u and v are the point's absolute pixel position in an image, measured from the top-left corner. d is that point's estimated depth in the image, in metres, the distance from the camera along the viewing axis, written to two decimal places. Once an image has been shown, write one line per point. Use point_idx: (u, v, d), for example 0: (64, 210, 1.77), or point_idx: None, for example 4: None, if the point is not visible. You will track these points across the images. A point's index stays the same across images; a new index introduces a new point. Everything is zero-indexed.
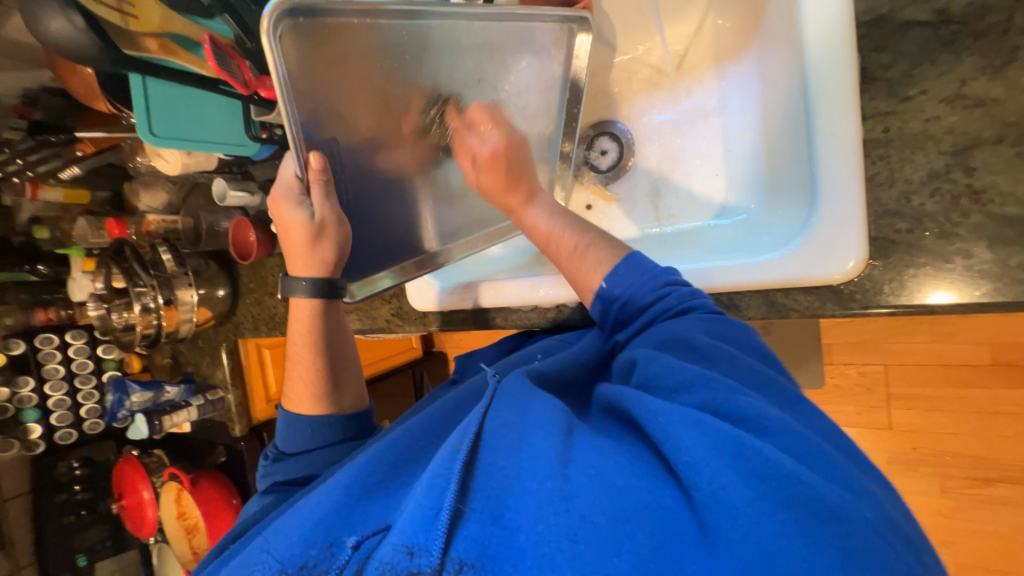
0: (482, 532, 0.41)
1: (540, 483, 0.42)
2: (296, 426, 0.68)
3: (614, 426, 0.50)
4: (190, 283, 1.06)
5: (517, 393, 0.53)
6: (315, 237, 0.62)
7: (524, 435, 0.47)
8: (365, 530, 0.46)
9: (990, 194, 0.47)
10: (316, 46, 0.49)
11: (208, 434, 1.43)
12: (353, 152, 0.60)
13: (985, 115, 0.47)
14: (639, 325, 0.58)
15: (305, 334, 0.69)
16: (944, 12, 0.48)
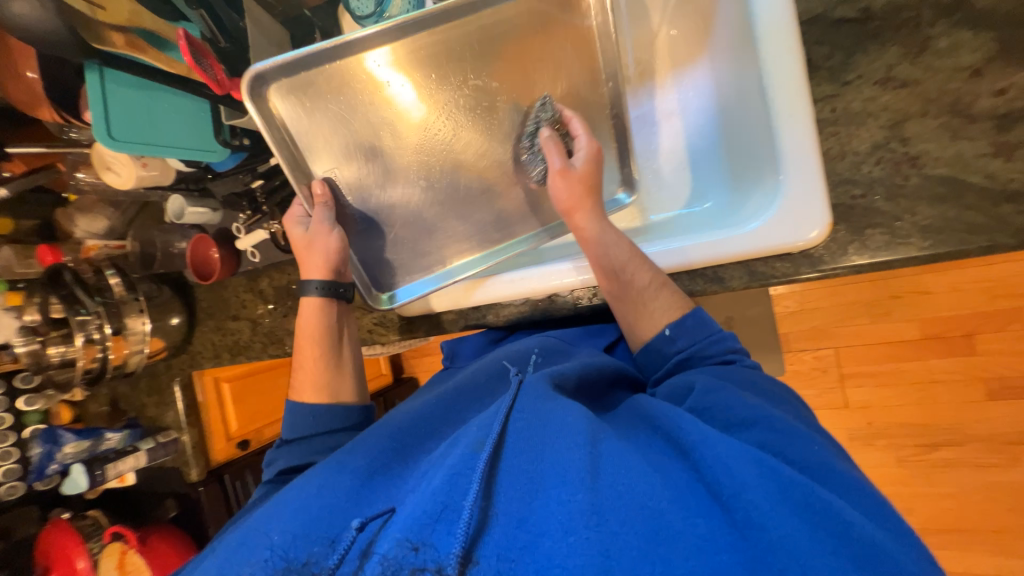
0: (506, 537, 0.42)
1: (570, 495, 0.41)
2: (299, 414, 0.69)
3: (638, 430, 0.51)
4: (142, 310, 0.97)
5: (546, 388, 0.53)
6: (313, 247, 0.69)
7: (554, 441, 0.46)
8: (371, 513, 0.49)
9: (924, 159, 0.53)
10: (299, 94, 0.65)
11: (156, 485, 1.27)
12: (355, 171, 0.70)
13: (909, 95, 0.53)
14: (687, 351, 0.59)
15: (312, 328, 0.72)
16: (868, 10, 0.54)
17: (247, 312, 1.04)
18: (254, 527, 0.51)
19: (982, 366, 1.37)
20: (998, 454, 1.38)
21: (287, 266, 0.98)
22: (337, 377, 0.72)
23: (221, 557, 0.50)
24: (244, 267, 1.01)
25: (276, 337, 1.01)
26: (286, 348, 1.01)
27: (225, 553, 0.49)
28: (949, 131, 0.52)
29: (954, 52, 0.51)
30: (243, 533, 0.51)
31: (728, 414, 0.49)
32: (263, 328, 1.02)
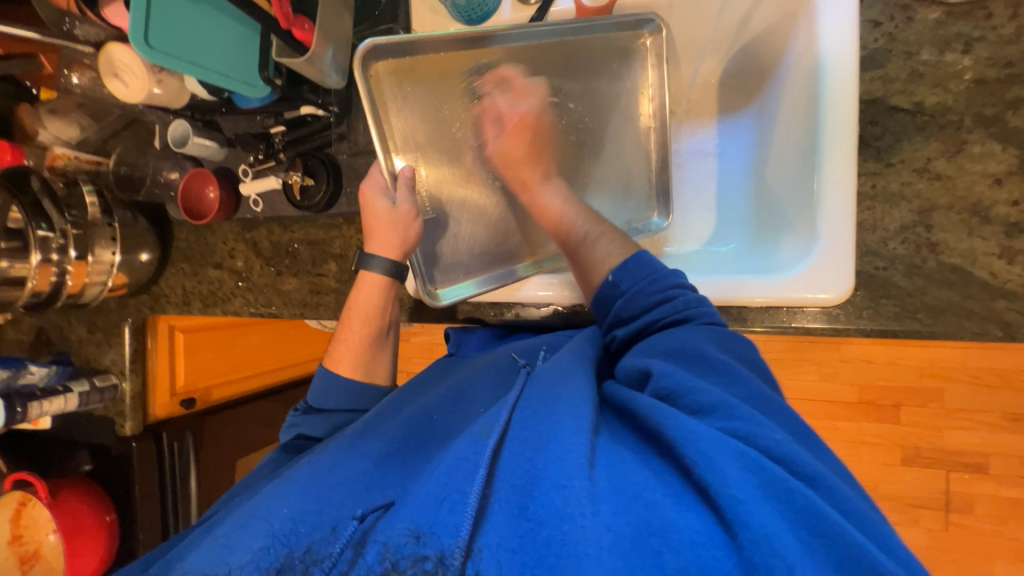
0: (508, 523, 0.39)
1: (569, 481, 0.39)
2: (332, 383, 0.69)
3: (628, 430, 0.48)
4: (114, 239, 0.87)
5: (550, 379, 0.51)
6: (394, 227, 0.68)
7: (555, 430, 0.44)
8: (370, 506, 0.47)
9: (942, 247, 0.59)
10: (399, 75, 0.69)
11: (75, 433, 1.13)
12: (437, 169, 0.73)
13: (942, 188, 0.59)
14: (629, 293, 0.59)
15: (366, 305, 0.70)
16: (920, 105, 0.60)
17: (232, 261, 0.96)
18: (265, 501, 0.51)
19: (903, 434, 1.53)
20: (901, 513, 1.54)
21: (290, 223, 0.91)
22: (373, 354, 0.72)
23: (221, 531, 0.49)
24: (241, 214, 0.93)
25: (260, 294, 0.94)
26: (270, 308, 0.93)
27: (232, 528, 0.49)
28: (966, 227, 0.58)
29: (983, 159, 0.58)
30: (253, 507, 0.50)
31: (699, 396, 0.46)
32: (247, 281, 0.95)
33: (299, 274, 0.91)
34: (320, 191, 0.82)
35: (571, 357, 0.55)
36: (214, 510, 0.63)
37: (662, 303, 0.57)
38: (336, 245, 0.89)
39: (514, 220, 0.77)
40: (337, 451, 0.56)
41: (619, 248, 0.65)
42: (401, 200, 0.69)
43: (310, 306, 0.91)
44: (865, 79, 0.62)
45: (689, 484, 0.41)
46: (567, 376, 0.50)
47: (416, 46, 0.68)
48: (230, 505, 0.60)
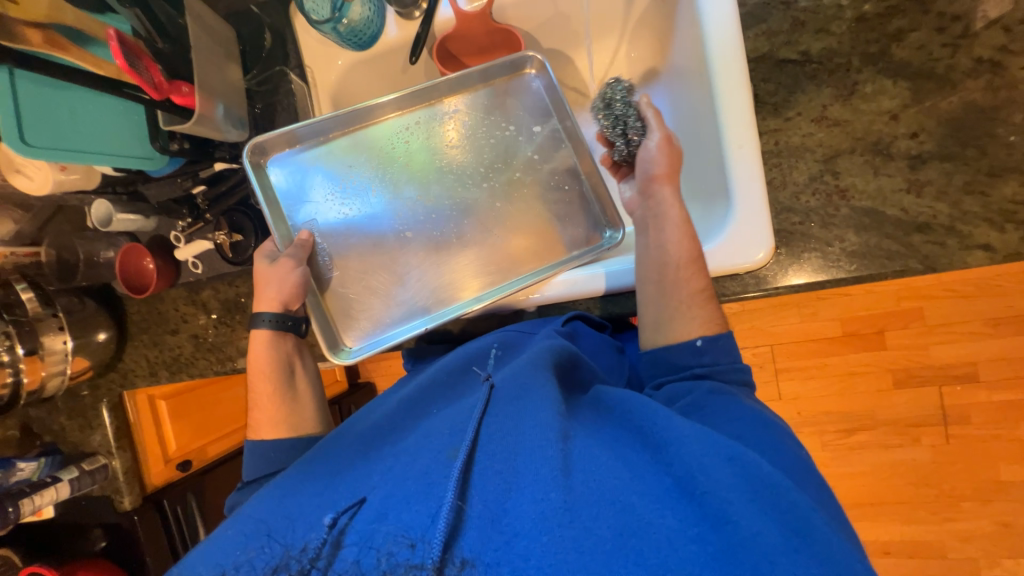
0: (483, 536, 0.38)
1: (543, 495, 0.39)
2: (256, 453, 0.64)
3: (601, 422, 0.48)
4: (62, 327, 0.88)
5: (519, 385, 0.49)
6: (274, 278, 0.64)
7: (531, 435, 0.43)
8: (342, 505, 0.44)
9: (852, 192, 0.59)
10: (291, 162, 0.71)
11: (79, 517, 1.14)
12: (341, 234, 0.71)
13: (841, 132, 0.59)
14: (710, 367, 0.54)
15: (265, 367, 0.66)
16: (806, 53, 0.59)
17: (189, 325, 0.96)
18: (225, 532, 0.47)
19: (890, 358, 1.54)
20: (902, 435, 1.56)
21: (233, 278, 0.91)
22: (294, 410, 0.66)
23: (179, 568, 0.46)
24: (183, 278, 0.93)
25: (221, 352, 0.94)
26: (232, 364, 0.94)
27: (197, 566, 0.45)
28: (872, 167, 0.58)
29: (877, 97, 0.58)
30: (230, 529, 0.47)
31: (717, 420, 0.48)
32: (206, 339, 0.95)
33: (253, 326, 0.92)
34: (250, 245, 0.83)
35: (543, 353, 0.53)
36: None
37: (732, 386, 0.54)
38: None
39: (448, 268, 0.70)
40: (298, 468, 0.53)
41: (700, 320, 0.56)
42: (281, 256, 0.66)
43: None
44: (750, 36, 0.61)
45: (666, 469, 0.42)
46: (539, 378, 0.49)
47: (308, 130, 0.70)
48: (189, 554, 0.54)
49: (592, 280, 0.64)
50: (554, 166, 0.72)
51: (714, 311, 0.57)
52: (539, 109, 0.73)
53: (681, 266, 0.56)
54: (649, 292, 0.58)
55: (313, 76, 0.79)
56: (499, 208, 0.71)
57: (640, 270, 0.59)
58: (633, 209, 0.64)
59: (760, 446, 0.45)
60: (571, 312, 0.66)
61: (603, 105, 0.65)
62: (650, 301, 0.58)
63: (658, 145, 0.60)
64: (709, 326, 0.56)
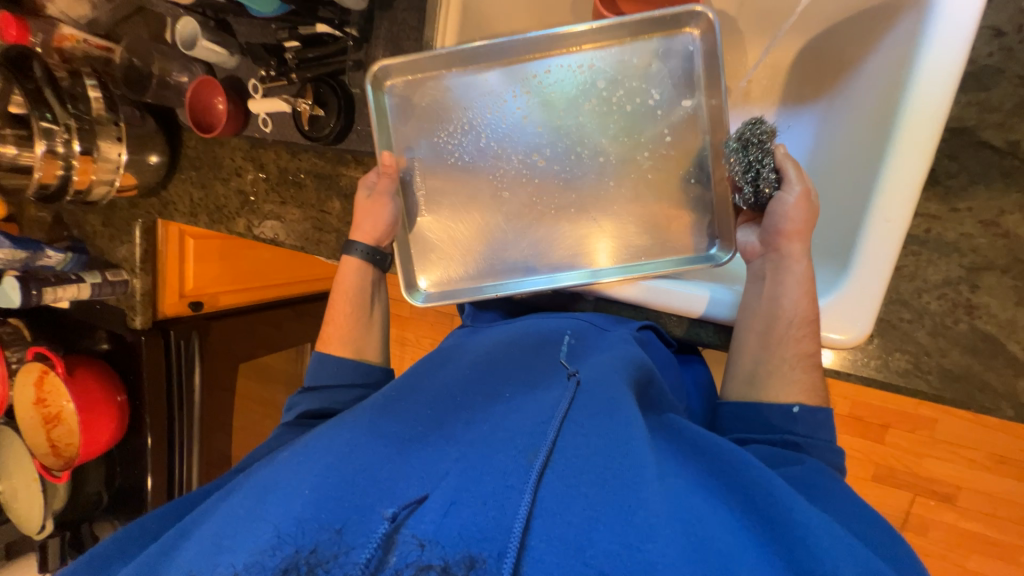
0: (564, 566, 0.32)
1: (640, 540, 0.33)
2: (321, 361, 0.68)
3: (690, 467, 0.42)
4: (120, 139, 0.85)
5: (602, 396, 0.44)
6: (371, 212, 0.69)
7: (623, 467, 0.38)
8: (400, 500, 0.37)
9: (981, 311, 0.54)
10: (411, 89, 0.69)
11: (90, 316, 1.18)
12: (440, 172, 0.70)
13: (1004, 246, 0.52)
14: (802, 438, 0.52)
15: (350, 290, 0.71)
16: (1015, 145, 0.51)
17: (240, 180, 0.93)
18: (265, 482, 0.41)
19: None
20: None
21: (299, 150, 0.87)
22: (363, 333, 0.71)
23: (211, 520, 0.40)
24: (249, 131, 0.88)
25: (264, 217, 0.92)
26: (272, 233, 0.91)
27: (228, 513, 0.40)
28: (1016, 295, 0.53)
29: None
30: (269, 476, 0.42)
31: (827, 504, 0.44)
32: (254, 199, 0.92)
33: (303, 206, 0.88)
34: (329, 125, 0.77)
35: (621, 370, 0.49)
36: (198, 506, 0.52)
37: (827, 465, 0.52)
38: (342, 183, 0.84)
39: (531, 229, 0.68)
40: (344, 419, 0.48)
41: (801, 386, 0.55)
42: (377, 188, 0.70)
43: (312, 242, 0.88)
44: (960, 101, 0.53)
45: (780, 551, 0.35)
46: (622, 396, 0.44)
47: (445, 57, 0.66)
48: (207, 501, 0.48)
49: (690, 300, 0.61)
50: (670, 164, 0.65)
51: (817, 379, 0.55)
52: (683, 82, 0.64)
53: (794, 323, 0.54)
54: (750, 343, 0.57)
55: None
56: (598, 189, 0.67)
57: (745, 314, 0.58)
58: (751, 257, 0.60)
59: (881, 552, 0.41)
60: (644, 321, 0.65)
61: (738, 145, 0.59)
62: (748, 350, 0.57)
63: (795, 198, 0.55)
64: (810, 393, 0.55)
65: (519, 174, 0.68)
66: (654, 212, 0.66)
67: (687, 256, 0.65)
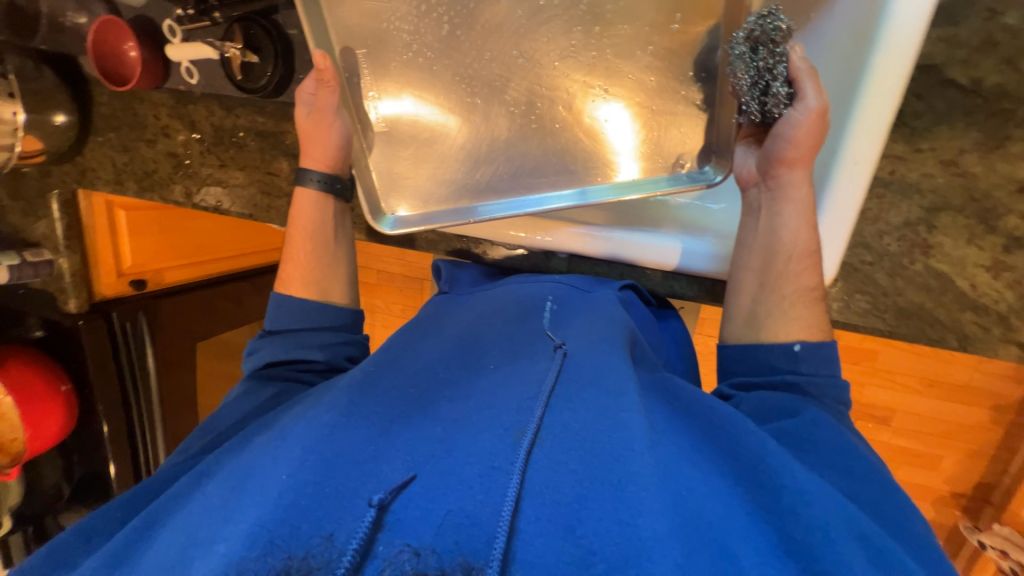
0: (555, 549, 0.32)
1: (628, 517, 0.33)
2: (282, 303, 0.64)
3: (680, 437, 0.42)
4: (13, 96, 0.73)
5: (592, 374, 0.44)
6: (318, 133, 0.64)
7: (613, 442, 0.38)
8: (389, 485, 0.35)
9: (935, 251, 0.56)
10: None
11: (14, 302, 1.07)
12: (393, 69, 0.65)
13: (961, 186, 0.54)
14: (804, 375, 0.52)
15: (309, 230, 0.66)
16: (978, 83, 0.51)
17: (168, 141, 0.83)
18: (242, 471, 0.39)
19: None
20: None
21: (234, 105, 0.77)
22: (325, 279, 0.66)
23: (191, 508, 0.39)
24: (171, 84, 0.77)
25: (202, 183, 0.83)
26: (215, 201, 0.83)
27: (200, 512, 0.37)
28: (968, 233, 0.55)
29: (1017, 161, 0.52)
30: (241, 470, 0.40)
31: (816, 450, 0.45)
32: (189, 163, 0.83)
33: (246, 168, 0.80)
34: (266, 73, 0.68)
35: (608, 345, 0.49)
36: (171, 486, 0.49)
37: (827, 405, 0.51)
38: (288, 141, 0.76)
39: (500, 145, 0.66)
40: (320, 403, 0.45)
41: (802, 323, 0.54)
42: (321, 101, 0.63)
43: (261, 209, 0.81)
44: (930, 37, 0.52)
45: (767, 517, 0.37)
46: (612, 375, 0.44)
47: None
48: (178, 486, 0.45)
49: (665, 253, 0.64)
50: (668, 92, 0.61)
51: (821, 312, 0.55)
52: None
53: (792, 257, 0.55)
54: (748, 281, 0.57)
55: None
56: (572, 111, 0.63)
57: (745, 252, 0.58)
58: (749, 180, 0.58)
59: (859, 503, 0.42)
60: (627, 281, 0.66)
61: (748, 47, 0.52)
62: (746, 289, 0.57)
63: (805, 117, 0.51)
64: (811, 331, 0.53)
65: (486, 78, 0.64)
66: (647, 148, 0.62)
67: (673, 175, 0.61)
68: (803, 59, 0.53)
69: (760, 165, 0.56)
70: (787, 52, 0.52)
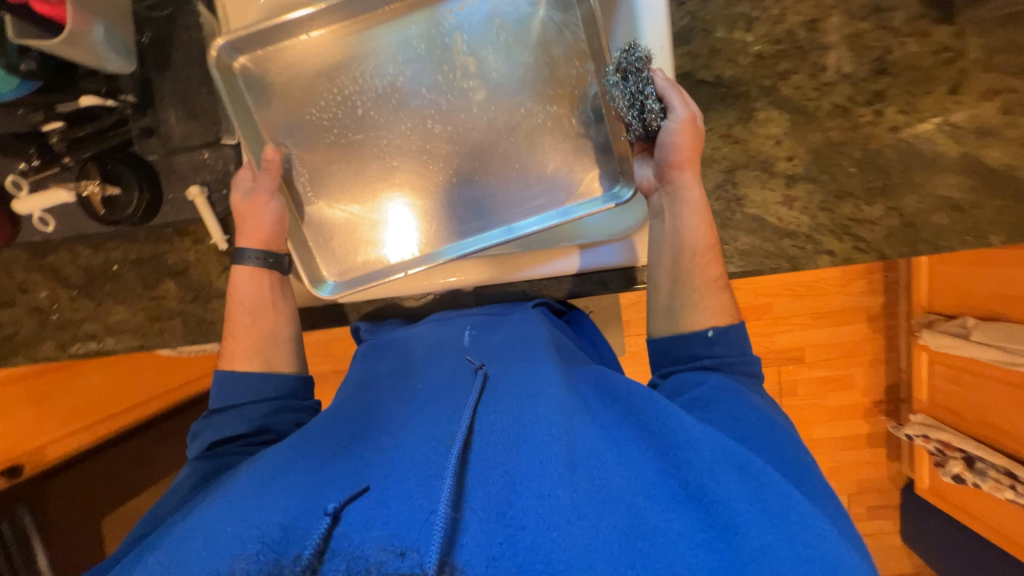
0: (487, 530, 0.34)
1: (550, 489, 0.37)
2: (224, 379, 0.61)
3: (602, 416, 0.47)
4: None
5: (515, 381, 0.49)
6: (251, 215, 0.63)
7: (533, 432, 0.41)
8: (344, 496, 0.38)
9: (745, 201, 0.71)
10: (266, 65, 0.65)
11: None
12: (327, 153, 0.67)
13: (740, 150, 0.71)
14: (720, 359, 0.54)
15: (249, 303, 0.64)
16: (719, 78, 0.70)
17: (29, 296, 0.77)
18: (182, 532, 0.39)
19: None
20: None
21: (102, 240, 0.75)
22: (266, 352, 0.63)
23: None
24: (25, 238, 0.73)
25: (78, 330, 0.77)
26: (96, 343, 0.77)
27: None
28: (759, 181, 0.71)
29: (767, 123, 0.70)
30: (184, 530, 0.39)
31: (723, 413, 0.48)
32: (57, 316, 0.77)
33: (128, 299, 0.76)
34: (131, 200, 0.68)
35: (533, 354, 0.54)
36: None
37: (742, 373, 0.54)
38: (171, 260, 0.75)
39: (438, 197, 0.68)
40: (261, 463, 0.45)
41: (713, 309, 0.56)
42: (255, 185, 0.64)
43: (152, 335, 0.77)
44: (677, 54, 0.70)
45: (673, 474, 0.40)
46: (535, 379, 0.49)
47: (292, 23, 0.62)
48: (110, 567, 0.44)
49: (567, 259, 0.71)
50: (568, 126, 0.65)
51: (725, 299, 0.57)
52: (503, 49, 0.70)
53: (697, 253, 0.56)
54: (663, 281, 0.58)
55: (224, 12, 0.66)
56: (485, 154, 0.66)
57: (655, 253, 0.59)
58: (649, 190, 0.60)
59: (766, 453, 0.45)
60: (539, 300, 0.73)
61: (619, 76, 0.58)
62: (661, 286, 0.58)
63: (679, 125, 0.55)
64: (721, 317, 0.55)
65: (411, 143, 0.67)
66: (559, 181, 0.66)
67: (591, 200, 0.66)
68: (667, 78, 0.58)
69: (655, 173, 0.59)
70: (651, 76, 0.58)
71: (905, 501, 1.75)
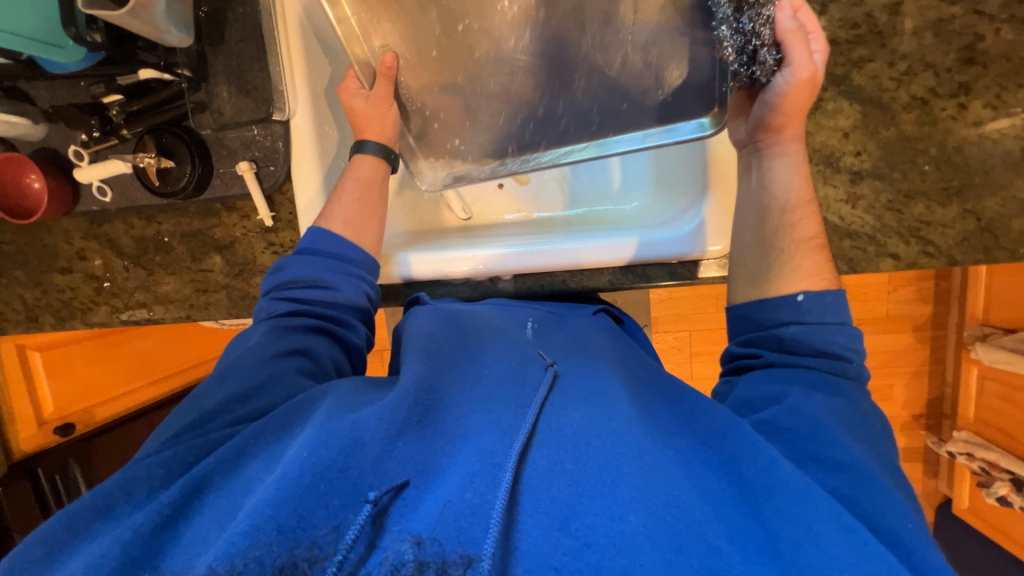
0: (550, 539, 0.34)
1: (622, 512, 0.35)
2: (317, 235, 0.64)
3: (678, 439, 0.45)
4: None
5: (583, 390, 0.48)
6: (377, 116, 0.68)
7: (606, 443, 0.40)
8: (387, 485, 0.38)
9: None
10: None
11: None
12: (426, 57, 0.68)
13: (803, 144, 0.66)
14: (810, 326, 0.52)
15: (367, 182, 0.68)
16: None
17: (85, 263, 0.80)
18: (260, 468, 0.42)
19: None
20: None
21: (154, 213, 0.77)
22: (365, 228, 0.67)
23: (209, 496, 0.41)
24: (81, 206, 0.76)
25: (130, 299, 0.80)
26: (148, 312, 0.80)
27: (221, 499, 0.41)
28: (822, 177, 0.67)
29: (834, 116, 0.66)
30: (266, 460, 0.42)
31: (806, 446, 0.45)
32: (111, 284, 0.80)
33: (176, 271, 0.79)
34: (185, 173, 0.70)
35: (602, 369, 0.53)
36: (147, 448, 0.48)
37: (825, 358, 0.52)
38: (218, 235, 0.77)
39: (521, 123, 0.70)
40: (333, 401, 0.47)
41: (805, 276, 0.54)
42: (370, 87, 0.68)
43: (198, 307, 0.79)
44: None
45: (757, 518, 0.38)
46: (606, 394, 0.47)
47: None
48: (191, 436, 0.48)
49: (618, 249, 0.68)
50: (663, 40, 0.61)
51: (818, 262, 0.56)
52: None
53: (786, 210, 0.57)
54: (746, 242, 0.59)
55: None
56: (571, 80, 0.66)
57: (741, 213, 0.61)
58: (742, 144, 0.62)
59: (854, 506, 0.41)
60: (599, 306, 0.74)
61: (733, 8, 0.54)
62: (746, 260, 0.59)
63: (792, 83, 0.55)
64: (815, 280, 0.54)
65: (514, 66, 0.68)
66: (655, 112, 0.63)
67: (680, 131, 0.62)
68: (794, 19, 0.55)
69: (751, 130, 0.60)
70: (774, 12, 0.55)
71: (940, 521, 1.67)
